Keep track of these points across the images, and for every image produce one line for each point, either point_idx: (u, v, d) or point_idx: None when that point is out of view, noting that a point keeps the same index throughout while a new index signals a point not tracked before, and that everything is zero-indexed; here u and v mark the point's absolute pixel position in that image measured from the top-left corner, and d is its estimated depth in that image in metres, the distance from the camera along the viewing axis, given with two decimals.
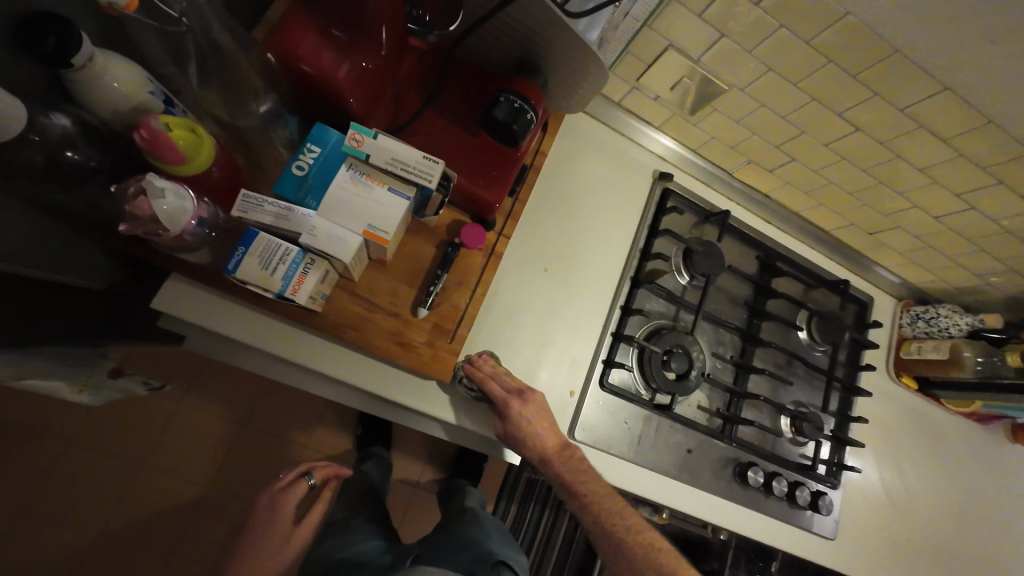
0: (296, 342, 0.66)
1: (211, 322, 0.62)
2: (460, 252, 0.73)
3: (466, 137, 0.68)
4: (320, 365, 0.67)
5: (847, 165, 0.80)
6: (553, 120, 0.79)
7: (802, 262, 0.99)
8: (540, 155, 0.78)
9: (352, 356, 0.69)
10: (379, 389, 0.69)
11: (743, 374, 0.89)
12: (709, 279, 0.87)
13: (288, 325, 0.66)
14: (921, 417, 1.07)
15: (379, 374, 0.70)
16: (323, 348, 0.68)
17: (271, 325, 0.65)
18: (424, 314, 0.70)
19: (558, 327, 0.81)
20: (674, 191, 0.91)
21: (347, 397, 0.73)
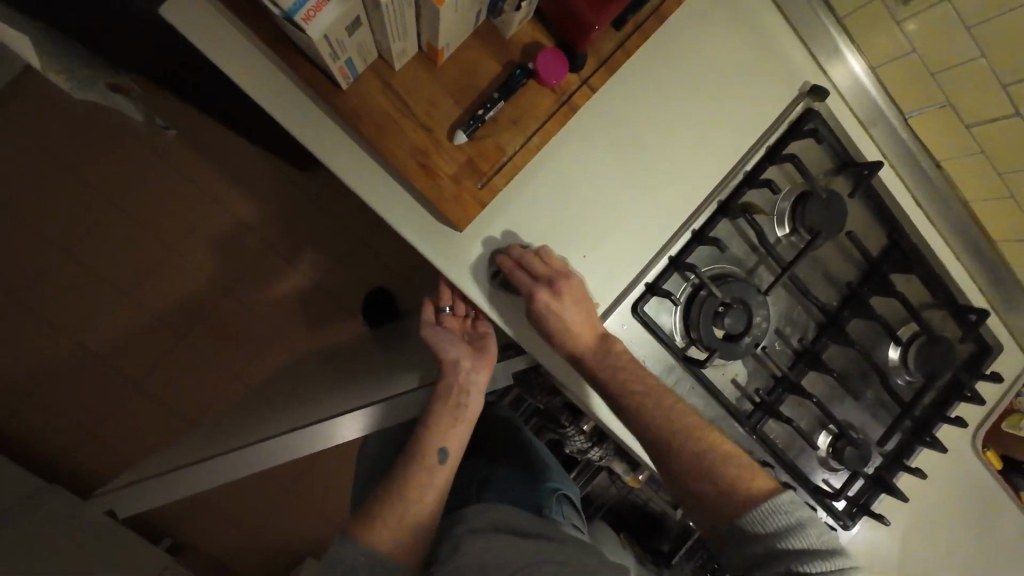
0: (310, 122, 0.55)
1: (225, 59, 0.52)
2: (528, 83, 0.58)
3: None
4: (327, 158, 0.56)
5: None
6: None
7: (939, 268, 0.77)
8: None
9: (365, 166, 0.58)
10: (385, 213, 0.59)
11: (803, 364, 0.73)
12: (816, 238, 0.67)
13: (310, 99, 0.55)
14: (990, 502, 0.87)
15: (391, 199, 0.59)
16: (335, 140, 0.57)
17: (284, 92, 0.54)
18: (461, 142, 0.57)
19: (610, 227, 0.67)
20: (819, 113, 0.69)
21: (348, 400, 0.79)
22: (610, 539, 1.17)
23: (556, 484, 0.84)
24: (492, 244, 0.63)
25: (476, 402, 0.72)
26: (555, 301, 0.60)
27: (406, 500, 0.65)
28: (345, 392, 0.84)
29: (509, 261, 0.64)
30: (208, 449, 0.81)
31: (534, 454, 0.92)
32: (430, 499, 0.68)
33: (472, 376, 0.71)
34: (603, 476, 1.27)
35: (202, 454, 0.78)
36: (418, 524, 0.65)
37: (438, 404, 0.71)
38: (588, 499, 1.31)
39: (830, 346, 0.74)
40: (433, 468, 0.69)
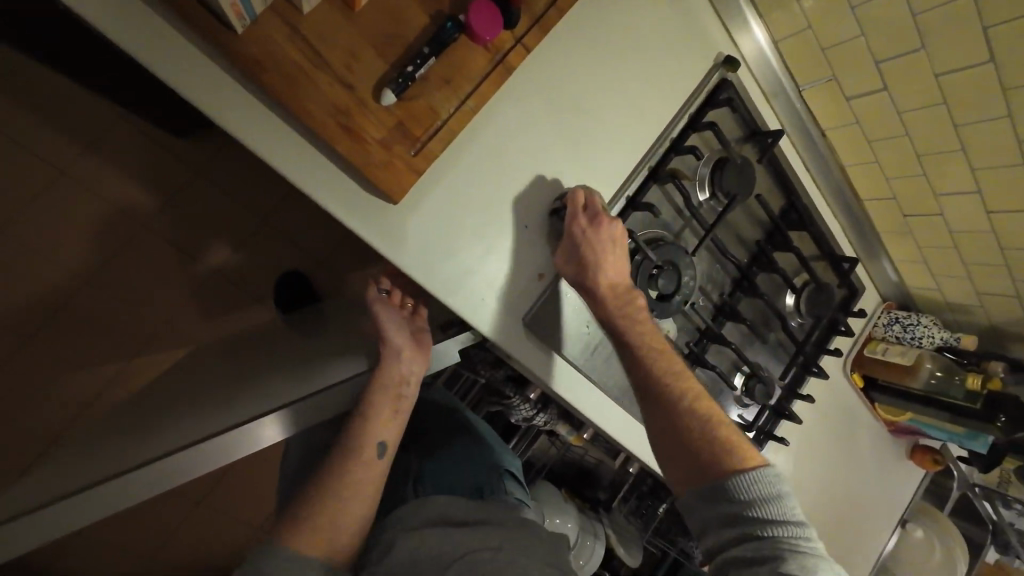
0: (201, 77, 0.47)
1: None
2: (461, 37, 0.53)
3: None
4: (228, 119, 0.48)
5: (944, 112, 0.66)
6: None
7: (822, 225, 0.88)
8: None
9: (274, 131, 0.50)
10: (305, 185, 0.52)
11: (722, 316, 0.81)
12: (732, 201, 0.73)
13: (198, 49, 0.46)
14: (853, 415, 1.06)
15: (307, 168, 0.52)
16: (234, 100, 0.48)
17: (162, 39, 0.45)
18: (390, 102, 0.50)
19: (550, 196, 0.66)
20: (732, 83, 0.74)
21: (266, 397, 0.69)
22: (552, 497, 1.22)
23: (500, 465, 0.85)
24: (429, 217, 0.59)
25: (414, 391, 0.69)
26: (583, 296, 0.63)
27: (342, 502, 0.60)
28: (260, 393, 0.71)
29: (448, 234, 0.60)
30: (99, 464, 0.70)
31: (480, 437, 0.92)
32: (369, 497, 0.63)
33: (409, 368, 0.67)
34: (544, 439, 1.32)
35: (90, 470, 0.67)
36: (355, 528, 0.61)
37: (376, 394, 0.66)
38: (530, 463, 1.36)
39: (742, 298, 0.83)
40: (370, 463, 0.64)
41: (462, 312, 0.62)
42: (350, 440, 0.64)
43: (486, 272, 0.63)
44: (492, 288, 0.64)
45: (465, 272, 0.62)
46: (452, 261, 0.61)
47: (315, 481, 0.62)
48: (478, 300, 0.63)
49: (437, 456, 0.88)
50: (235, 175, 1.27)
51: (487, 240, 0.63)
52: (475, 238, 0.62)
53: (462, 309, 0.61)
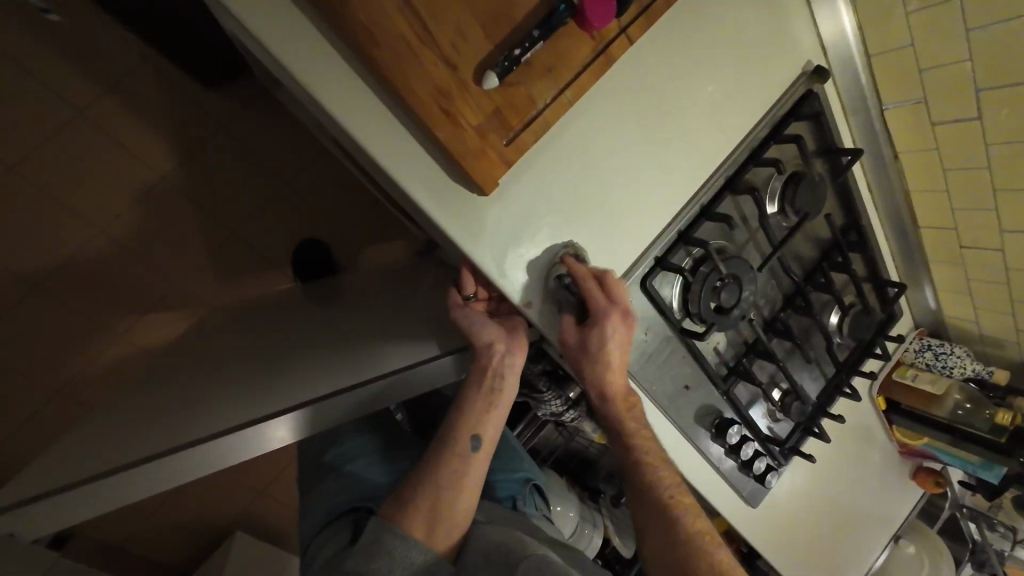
0: (300, 44, 0.43)
1: None
2: (569, 22, 0.49)
3: None
4: (324, 88, 0.45)
5: None
6: None
7: (877, 247, 0.87)
8: None
9: (365, 107, 0.47)
10: (390, 166, 0.48)
11: (771, 332, 0.80)
12: (802, 218, 0.72)
13: (299, 13, 0.43)
14: (870, 435, 1.08)
15: (393, 152, 0.48)
16: (329, 70, 0.45)
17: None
18: (491, 86, 0.47)
19: (626, 198, 0.63)
20: (818, 94, 0.71)
21: (325, 376, 0.66)
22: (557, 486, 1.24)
23: (528, 475, 0.87)
24: (507, 210, 0.56)
25: (510, 387, 0.68)
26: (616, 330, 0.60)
27: (445, 490, 0.64)
28: (329, 366, 0.69)
29: (523, 229, 0.58)
30: (135, 427, 0.68)
31: (505, 442, 0.93)
32: (472, 488, 0.66)
33: (507, 360, 0.65)
34: (553, 429, 1.34)
35: (131, 430, 0.66)
36: (456, 520, 0.64)
37: (471, 390, 0.67)
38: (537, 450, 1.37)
39: (791, 316, 0.83)
40: (465, 456, 0.66)
41: (528, 312, 0.60)
42: (446, 434, 0.67)
43: (557, 273, 0.61)
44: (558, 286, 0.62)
45: (534, 269, 0.59)
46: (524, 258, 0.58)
47: (415, 474, 0.65)
48: (543, 298, 0.61)
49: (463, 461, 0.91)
50: (263, 134, 1.22)
51: (563, 238, 0.60)
52: (549, 234, 0.59)
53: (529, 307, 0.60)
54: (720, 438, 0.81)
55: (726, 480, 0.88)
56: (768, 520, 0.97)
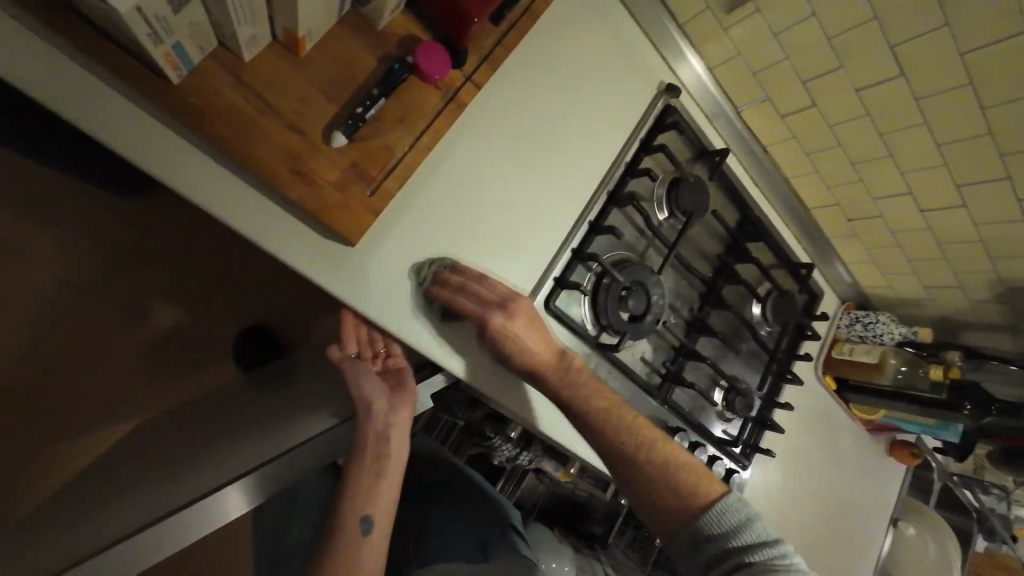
0: (140, 133, 0.45)
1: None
2: (409, 77, 0.54)
3: None
4: (178, 174, 0.46)
5: (879, 120, 0.70)
6: None
7: (776, 234, 0.92)
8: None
9: (218, 180, 0.48)
10: (251, 232, 0.49)
11: (694, 332, 0.81)
12: (690, 218, 0.76)
13: (134, 104, 0.45)
14: (831, 418, 1.08)
15: (255, 219, 0.49)
16: (174, 151, 0.46)
17: (97, 97, 0.43)
18: (341, 143, 0.50)
19: (513, 227, 0.65)
20: (675, 107, 0.78)
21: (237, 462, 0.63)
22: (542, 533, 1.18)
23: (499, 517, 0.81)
24: (390, 258, 0.57)
25: (397, 447, 0.66)
26: (510, 323, 0.58)
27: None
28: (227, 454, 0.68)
29: (411, 273, 0.58)
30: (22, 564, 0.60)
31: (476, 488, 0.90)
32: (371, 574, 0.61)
33: (389, 419, 0.64)
34: (532, 477, 1.27)
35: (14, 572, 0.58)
36: None
37: (357, 461, 0.65)
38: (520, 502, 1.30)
39: (712, 312, 0.84)
40: (357, 537, 0.61)
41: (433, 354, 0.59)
42: (337, 517, 0.62)
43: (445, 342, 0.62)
44: (460, 324, 0.62)
45: (430, 311, 0.60)
46: (417, 301, 0.59)
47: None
48: (447, 338, 0.61)
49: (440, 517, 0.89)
50: (182, 227, 1.20)
51: (455, 275, 0.61)
52: (440, 275, 0.60)
53: (433, 350, 0.59)
54: (671, 449, 0.79)
55: None
56: None
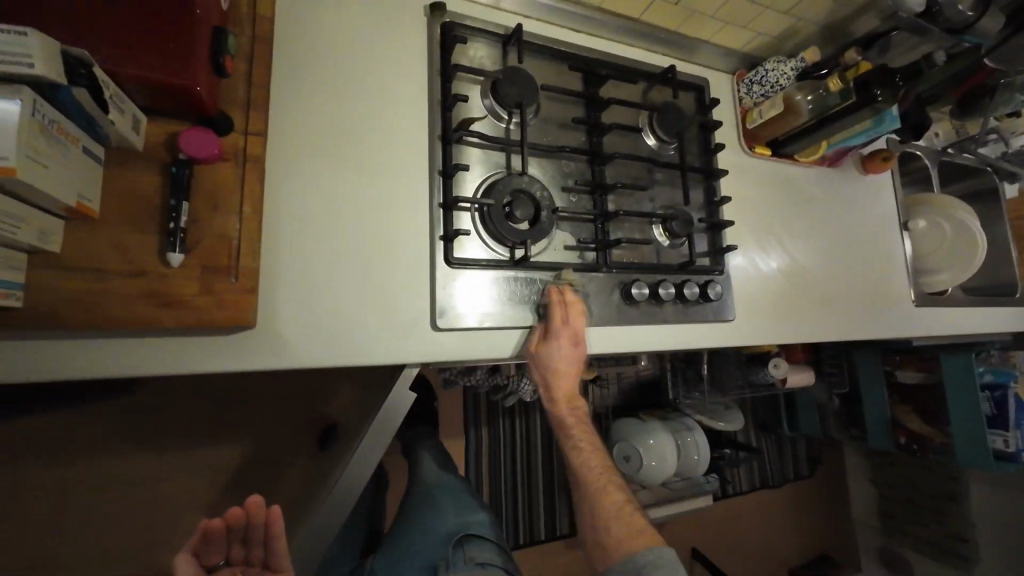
0: (45, 354, 0.54)
1: None
2: (194, 169, 0.58)
3: (114, 8, 0.50)
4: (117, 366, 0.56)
5: None
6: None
7: (623, 61, 0.92)
8: (259, 24, 0.63)
9: (121, 346, 0.56)
10: (176, 363, 0.58)
11: (600, 195, 0.84)
12: (525, 105, 0.77)
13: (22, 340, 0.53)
14: (784, 180, 1.09)
15: (169, 354, 0.58)
16: (72, 350, 0.54)
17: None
18: (179, 259, 0.55)
19: (380, 220, 0.71)
20: (453, 22, 0.79)
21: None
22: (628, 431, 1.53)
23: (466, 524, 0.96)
24: (296, 312, 0.64)
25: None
26: (547, 350, 0.74)
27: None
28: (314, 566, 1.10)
29: (323, 310, 0.65)
30: None
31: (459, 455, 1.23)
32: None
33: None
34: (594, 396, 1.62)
35: None
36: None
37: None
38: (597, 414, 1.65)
39: (606, 168, 0.87)
40: None
41: (391, 358, 0.68)
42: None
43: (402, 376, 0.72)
44: (387, 319, 0.69)
45: (358, 327, 0.67)
46: (340, 328, 0.66)
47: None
48: (384, 336, 0.69)
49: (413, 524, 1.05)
50: (169, 392, 1.26)
51: (358, 287, 0.68)
52: (345, 296, 0.67)
53: (377, 352, 0.68)
54: (637, 301, 0.84)
55: (690, 319, 0.90)
56: (757, 312, 1.02)
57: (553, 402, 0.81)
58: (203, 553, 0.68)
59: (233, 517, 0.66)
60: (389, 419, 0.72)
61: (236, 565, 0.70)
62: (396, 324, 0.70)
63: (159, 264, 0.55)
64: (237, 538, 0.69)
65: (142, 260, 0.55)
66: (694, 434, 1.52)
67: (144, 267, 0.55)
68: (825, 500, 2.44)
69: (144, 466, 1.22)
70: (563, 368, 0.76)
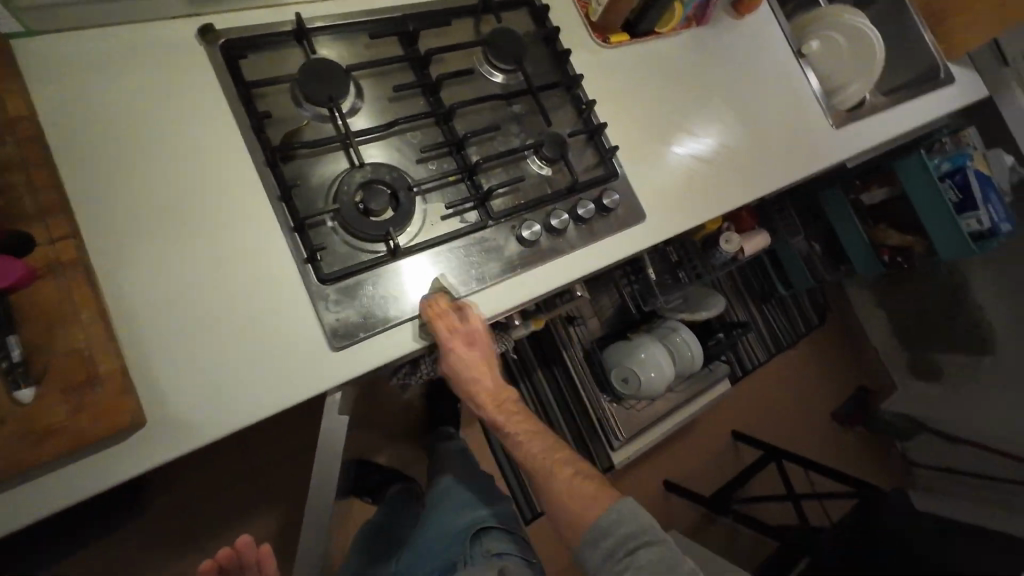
0: None
1: None
2: (16, 300, 0.56)
3: None
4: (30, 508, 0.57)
5: None
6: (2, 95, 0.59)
7: (435, 6, 0.86)
8: (19, 127, 0.59)
9: (31, 486, 0.57)
10: (91, 481, 0.60)
11: (458, 152, 0.80)
12: (336, 96, 0.73)
13: None
14: (656, 59, 1.03)
15: (79, 475, 0.59)
16: None
17: None
18: (30, 390, 0.55)
19: (237, 269, 0.68)
20: (228, 38, 0.72)
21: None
22: (623, 351, 1.53)
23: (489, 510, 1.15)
24: (185, 391, 0.63)
25: None
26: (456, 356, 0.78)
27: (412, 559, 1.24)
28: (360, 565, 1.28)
29: (214, 377, 0.64)
30: None
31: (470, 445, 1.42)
32: None
33: None
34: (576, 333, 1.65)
35: None
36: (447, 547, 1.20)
37: None
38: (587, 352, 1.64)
39: (456, 122, 0.83)
40: None
41: (305, 394, 0.68)
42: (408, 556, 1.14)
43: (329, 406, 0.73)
44: (284, 361, 0.68)
45: (258, 379, 0.66)
46: (240, 387, 0.65)
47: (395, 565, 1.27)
48: (289, 377, 0.68)
49: (434, 507, 1.19)
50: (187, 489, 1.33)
51: (241, 342, 0.66)
52: (232, 355, 0.66)
53: (286, 396, 0.67)
54: (534, 242, 0.82)
55: (600, 236, 0.88)
56: (671, 201, 0.98)
57: (481, 407, 0.87)
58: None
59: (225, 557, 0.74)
60: (332, 445, 0.74)
61: None
62: (295, 361, 0.68)
63: (21, 404, 0.55)
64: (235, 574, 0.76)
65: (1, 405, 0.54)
66: (681, 334, 1.54)
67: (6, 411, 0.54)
68: (848, 342, 2.45)
69: (190, 558, 1.30)
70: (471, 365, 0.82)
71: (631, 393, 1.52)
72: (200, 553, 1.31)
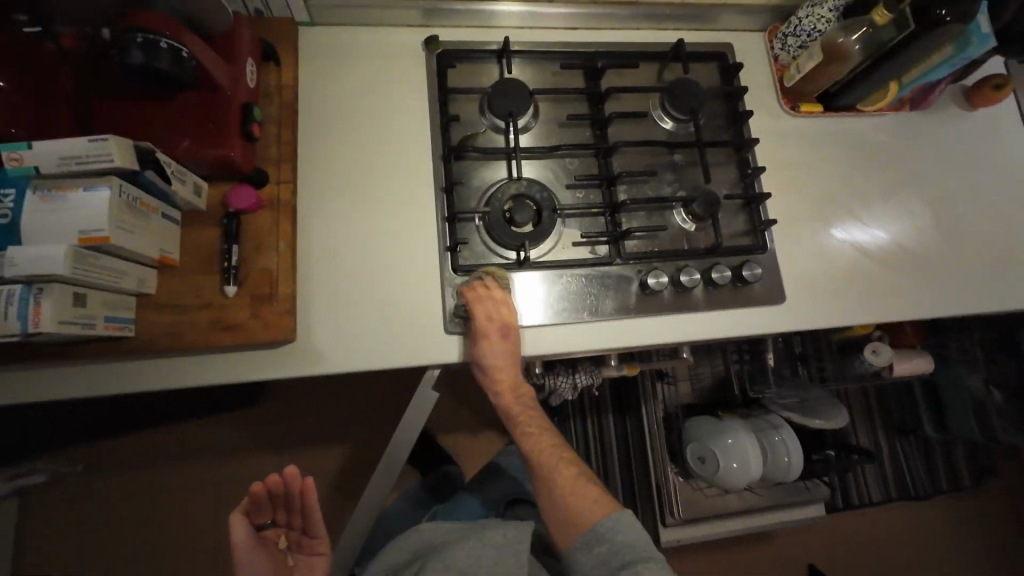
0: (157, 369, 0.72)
1: (85, 385, 0.71)
2: (241, 219, 0.72)
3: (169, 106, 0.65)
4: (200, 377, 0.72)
5: None
6: (280, 69, 0.77)
7: (626, 48, 0.90)
8: (283, 93, 0.77)
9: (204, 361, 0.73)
10: (242, 371, 0.74)
11: (608, 187, 0.82)
12: (515, 114, 0.81)
13: (138, 363, 0.72)
14: (847, 136, 0.94)
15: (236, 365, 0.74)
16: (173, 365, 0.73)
17: (125, 369, 0.72)
18: (234, 289, 0.70)
19: (394, 241, 0.79)
20: (444, 51, 0.85)
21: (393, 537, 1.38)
22: (708, 426, 1.40)
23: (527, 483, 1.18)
24: (327, 326, 0.75)
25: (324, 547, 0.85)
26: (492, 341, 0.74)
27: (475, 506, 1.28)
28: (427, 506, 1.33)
29: (350, 322, 0.76)
30: None
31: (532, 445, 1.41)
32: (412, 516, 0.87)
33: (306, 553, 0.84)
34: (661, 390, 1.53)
35: None
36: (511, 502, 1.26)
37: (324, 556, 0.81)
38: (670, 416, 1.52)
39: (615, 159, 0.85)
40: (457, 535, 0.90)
41: (409, 361, 0.76)
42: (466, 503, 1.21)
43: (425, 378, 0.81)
44: (404, 328, 0.77)
45: (380, 336, 0.76)
46: (365, 338, 0.76)
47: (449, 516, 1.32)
48: (403, 343, 0.76)
49: None
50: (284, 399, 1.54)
51: (378, 301, 0.77)
52: (368, 309, 0.76)
53: (396, 357, 0.75)
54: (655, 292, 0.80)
55: (726, 305, 0.83)
56: (822, 289, 0.88)
57: (497, 393, 0.80)
58: (251, 514, 0.81)
59: (274, 483, 0.78)
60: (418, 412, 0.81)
61: (277, 526, 0.84)
62: (412, 328, 0.77)
63: (222, 298, 0.70)
64: (279, 500, 0.81)
65: (209, 294, 0.70)
66: (782, 434, 1.36)
67: (211, 299, 0.70)
68: (993, 517, 1.97)
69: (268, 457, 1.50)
70: (498, 361, 0.76)
71: (707, 476, 1.36)
72: (276, 458, 1.50)
